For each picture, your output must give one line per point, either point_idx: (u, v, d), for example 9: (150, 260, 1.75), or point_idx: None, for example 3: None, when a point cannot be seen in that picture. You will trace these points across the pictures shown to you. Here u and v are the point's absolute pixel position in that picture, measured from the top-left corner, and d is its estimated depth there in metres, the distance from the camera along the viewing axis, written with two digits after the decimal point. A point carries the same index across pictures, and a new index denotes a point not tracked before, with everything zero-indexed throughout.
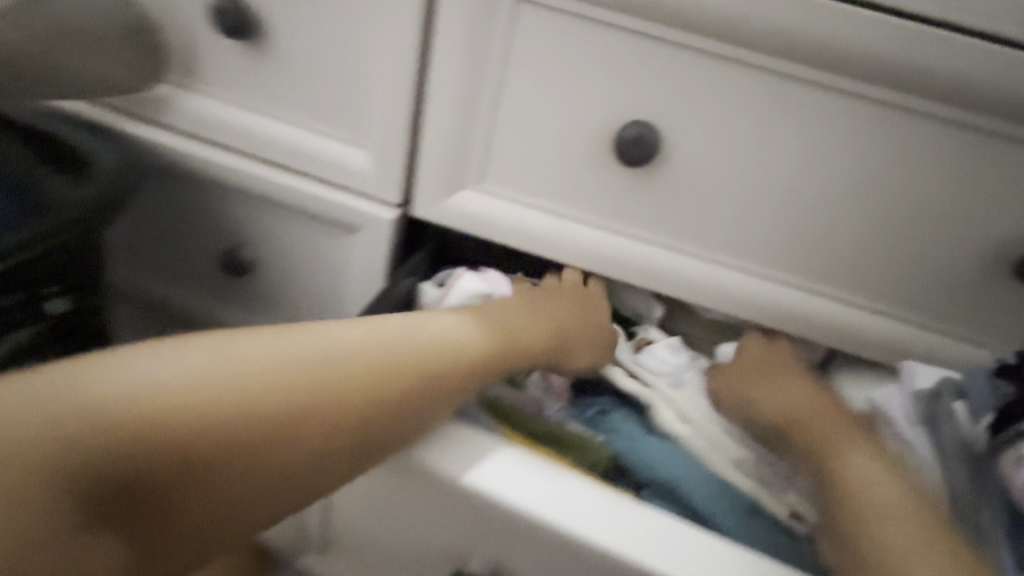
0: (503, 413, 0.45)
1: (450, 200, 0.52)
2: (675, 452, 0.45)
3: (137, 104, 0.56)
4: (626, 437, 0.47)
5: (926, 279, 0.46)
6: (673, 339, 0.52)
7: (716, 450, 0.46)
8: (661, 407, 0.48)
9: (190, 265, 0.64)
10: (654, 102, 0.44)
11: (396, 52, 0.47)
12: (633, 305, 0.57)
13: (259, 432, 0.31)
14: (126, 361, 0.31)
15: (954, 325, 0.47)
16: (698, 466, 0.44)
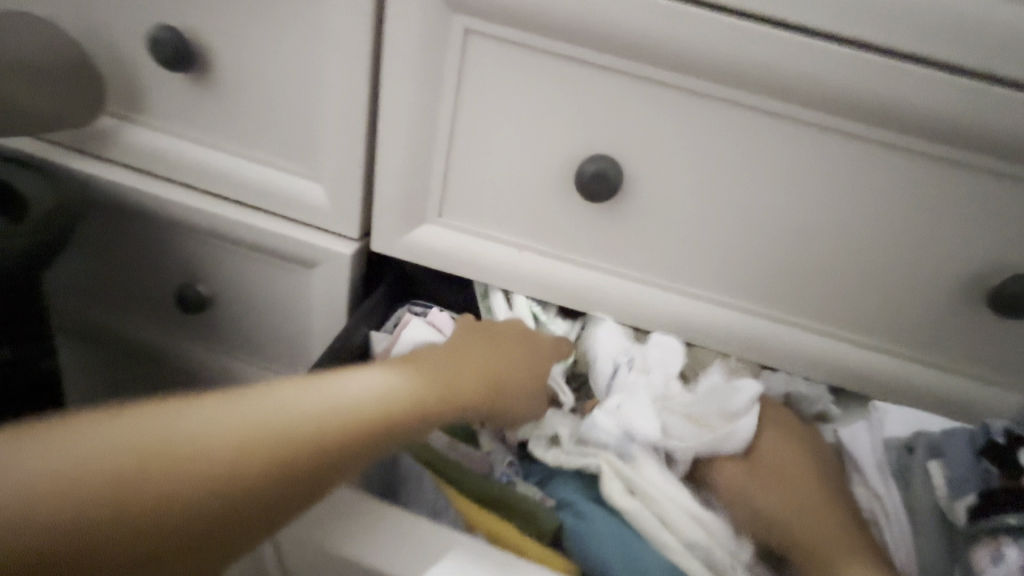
0: (445, 473, 0.42)
1: (409, 235, 0.50)
2: (619, 530, 0.39)
3: (77, 137, 0.53)
4: (570, 509, 0.41)
5: (897, 309, 0.45)
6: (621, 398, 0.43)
7: (668, 528, 0.39)
8: (606, 478, 0.40)
9: (143, 303, 0.61)
10: (616, 134, 0.42)
11: (347, 83, 0.44)
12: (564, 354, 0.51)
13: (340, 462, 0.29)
14: (167, 416, 0.27)
15: (927, 355, 0.46)
16: (643, 546, 0.38)
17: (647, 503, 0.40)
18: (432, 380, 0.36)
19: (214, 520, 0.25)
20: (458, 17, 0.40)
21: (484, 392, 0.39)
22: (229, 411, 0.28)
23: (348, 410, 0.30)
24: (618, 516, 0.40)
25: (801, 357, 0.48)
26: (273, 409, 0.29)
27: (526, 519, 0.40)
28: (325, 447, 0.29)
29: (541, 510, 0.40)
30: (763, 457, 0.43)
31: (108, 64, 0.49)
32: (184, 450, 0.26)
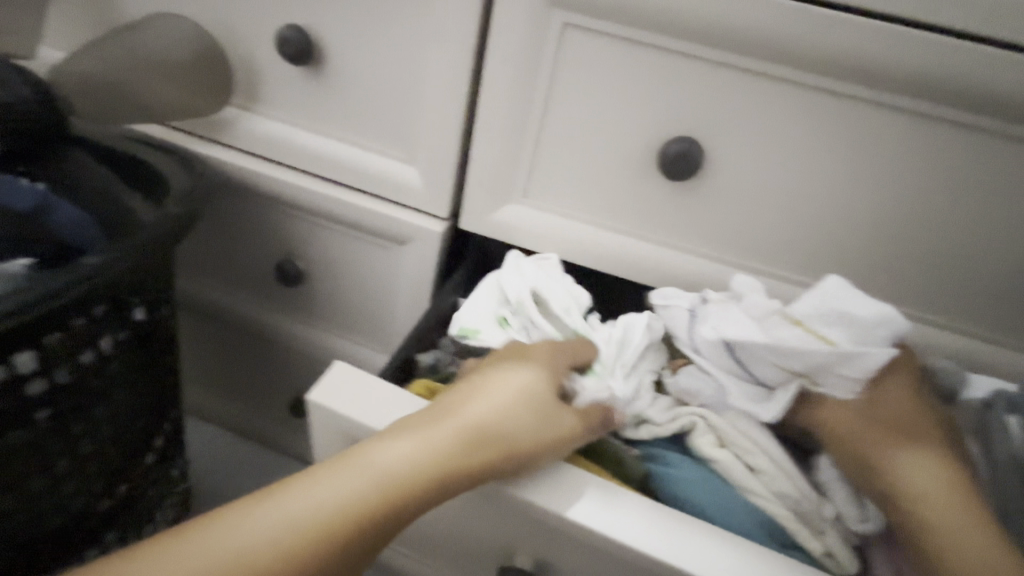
0: None
1: (495, 213, 0.55)
2: (710, 480, 0.41)
3: (202, 125, 0.60)
4: (660, 457, 0.43)
5: (965, 284, 0.47)
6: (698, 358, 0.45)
7: (757, 479, 0.41)
8: (699, 429, 0.42)
9: (247, 275, 0.68)
10: (698, 117, 0.45)
11: (450, 74, 0.49)
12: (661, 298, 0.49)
13: None
14: None
15: (993, 330, 0.48)
16: (728, 491, 0.40)
17: (739, 455, 0.42)
18: (372, 485, 0.31)
19: None
20: (557, 13, 0.44)
21: (519, 442, 0.35)
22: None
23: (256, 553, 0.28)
24: (705, 465, 0.42)
25: None
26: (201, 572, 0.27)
27: (618, 466, 0.42)
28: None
29: (632, 457, 0.42)
30: (887, 402, 0.40)
31: (235, 59, 0.56)
32: None
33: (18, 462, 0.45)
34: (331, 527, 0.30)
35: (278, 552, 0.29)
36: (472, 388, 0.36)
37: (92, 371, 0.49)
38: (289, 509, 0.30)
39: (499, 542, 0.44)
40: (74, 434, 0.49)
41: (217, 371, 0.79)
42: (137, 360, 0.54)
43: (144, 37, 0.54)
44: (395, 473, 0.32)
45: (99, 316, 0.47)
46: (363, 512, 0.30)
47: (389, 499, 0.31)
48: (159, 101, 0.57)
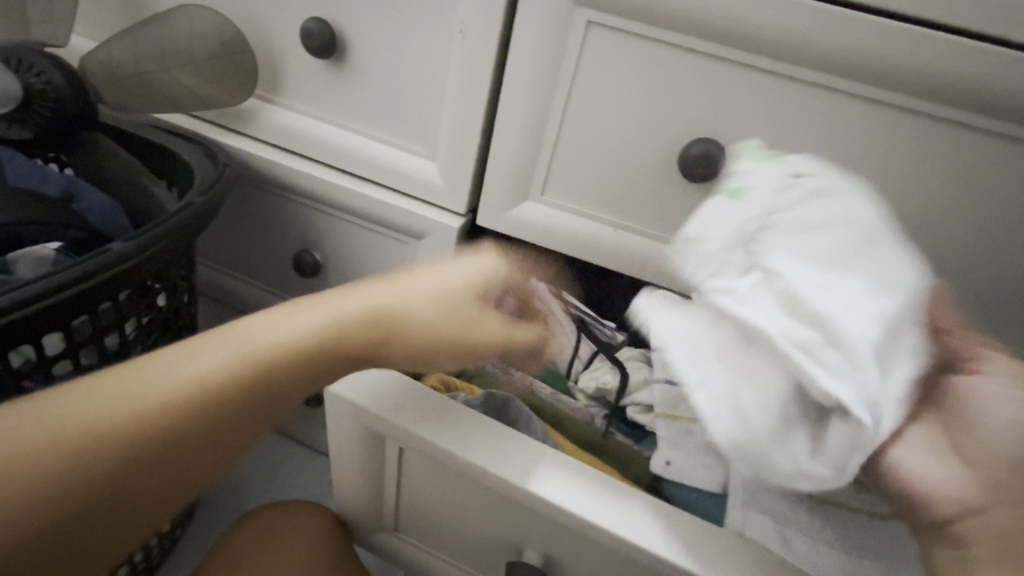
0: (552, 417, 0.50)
1: (514, 210, 0.55)
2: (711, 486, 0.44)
3: (226, 116, 0.61)
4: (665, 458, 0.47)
5: (990, 296, 0.46)
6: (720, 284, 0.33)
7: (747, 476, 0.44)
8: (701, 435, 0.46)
9: (266, 264, 0.69)
10: (720, 119, 0.45)
11: (471, 69, 0.50)
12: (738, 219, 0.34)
13: (240, 393, 0.32)
14: (68, 392, 0.30)
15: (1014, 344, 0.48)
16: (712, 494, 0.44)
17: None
18: (347, 316, 0.35)
19: (163, 443, 0.30)
20: (581, 11, 0.44)
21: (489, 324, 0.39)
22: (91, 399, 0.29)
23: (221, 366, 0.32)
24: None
25: None
26: (124, 398, 0.29)
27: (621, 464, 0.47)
28: (186, 425, 0.30)
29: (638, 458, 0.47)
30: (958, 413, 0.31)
31: (261, 51, 0.57)
32: (79, 432, 0.28)
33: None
34: (310, 350, 0.34)
35: (194, 394, 0.31)
36: (434, 276, 0.38)
37: (112, 356, 0.49)
38: (259, 335, 0.34)
39: (508, 536, 0.44)
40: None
41: None
42: (156, 343, 0.54)
43: (173, 27, 0.55)
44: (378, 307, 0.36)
45: (123, 301, 0.48)
46: (341, 340, 0.35)
47: (301, 356, 0.34)
48: (181, 88, 0.57)
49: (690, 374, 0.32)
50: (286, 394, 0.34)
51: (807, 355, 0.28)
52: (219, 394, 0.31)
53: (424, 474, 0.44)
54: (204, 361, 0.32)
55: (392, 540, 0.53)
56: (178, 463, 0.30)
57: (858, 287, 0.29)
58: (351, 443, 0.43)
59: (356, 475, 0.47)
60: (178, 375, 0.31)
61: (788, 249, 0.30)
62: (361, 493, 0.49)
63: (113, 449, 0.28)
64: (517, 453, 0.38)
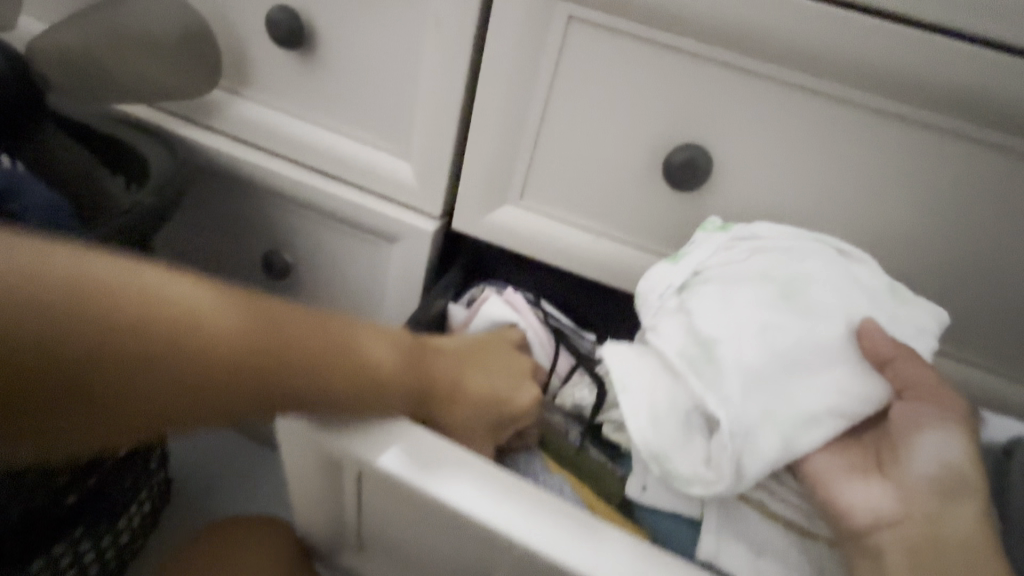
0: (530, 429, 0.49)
1: (492, 214, 0.52)
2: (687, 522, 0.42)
3: (186, 107, 0.57)
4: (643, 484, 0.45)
5: (972, 310, 0.45)
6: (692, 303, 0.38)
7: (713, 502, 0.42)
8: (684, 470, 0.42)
9: (233, 264, 0.65)
10: (707, 124, 0.43)
11: (447, 64, 0.46)
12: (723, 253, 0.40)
13: (224, 380, 0.30)
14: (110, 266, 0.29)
15: (993, 360, 0.47)
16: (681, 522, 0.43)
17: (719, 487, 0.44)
18: (363, 359, 0.35)
19: (109, 376, 0.28)
20: (563, 5, 0.41)
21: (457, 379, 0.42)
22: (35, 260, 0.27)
23: (233, 345, 0.30)
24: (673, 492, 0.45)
25: None
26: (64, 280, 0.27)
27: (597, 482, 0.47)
28: (100, 359, 0.27)
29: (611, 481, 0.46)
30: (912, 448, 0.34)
31: (225, 39, 0.53)
32: (80, 311, 0.27)
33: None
34: (317, 375, 0.33)
35: (105, 326, 0.27)
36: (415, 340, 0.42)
37: None
38: (287, 331, 0.33)
39: (475, 564, 0.42)
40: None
41: None
42: None
43: (130, 12, 0.51)
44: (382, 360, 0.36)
45: None
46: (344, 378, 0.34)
47: (228, 368, 0.30)
48: (140, 77, 0.54)
49: (652, 377, 0.37)
50: (182, 404, 0.29)
51: (689, 371, 0.36)
52: (159, 357, 0.28)
53: (384, 500, 0.41)
54: (222, 330, 0.30)
55: (355, 561, 0.51)
56: (103, 394, 0.28)
57: (788, 338, 0.35)
58: (306, 464, 0.40)
59: (314, 495, 0.44)
60: (114, 288, 0.28)
61: (730, 301, 0.37)
62: (320, 512, 0.46)
63: (77, 345, 0.27)
64: (484, 482, 0.35)
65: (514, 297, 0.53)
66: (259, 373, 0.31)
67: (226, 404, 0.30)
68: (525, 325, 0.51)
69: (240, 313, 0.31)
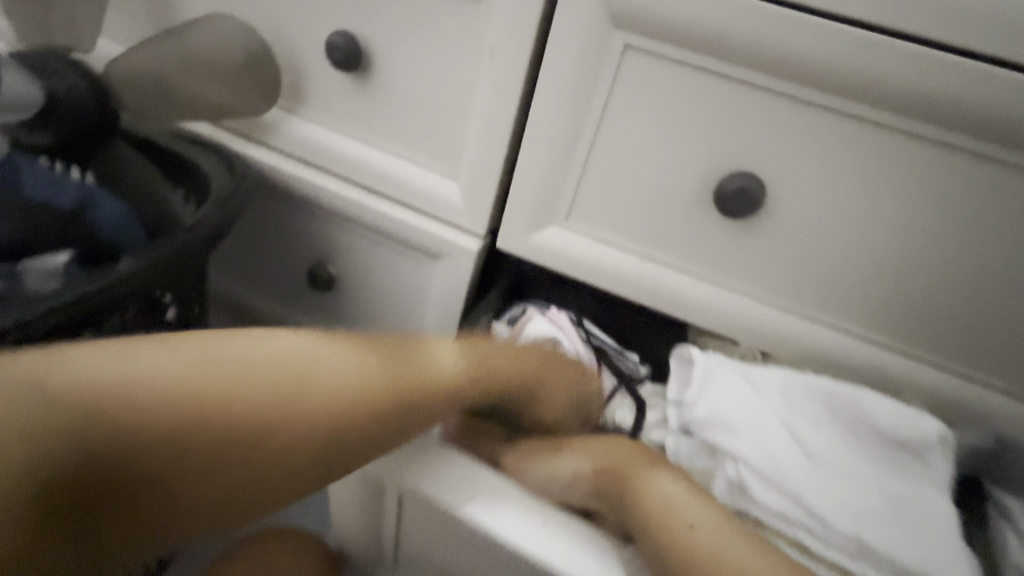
0: None
1: (537, 235, 0.52)
2: None
3: (245, 125, 0.59)
4: None
5: None
6: (682, 370, 0.44)
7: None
8: None
9: (278, 276, 0.67)
10: (760, 153, 0.43)
11: (499, 90, 0.48)
12: (721, 302, 0.49)
13: (357, 415, 0.31)
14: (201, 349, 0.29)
15: None
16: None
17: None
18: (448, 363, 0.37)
19: (265, 450, 0.28)
20: (620, 35, 0.42)
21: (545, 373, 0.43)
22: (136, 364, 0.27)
23: (346, 380, 0.31)
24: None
25: (925, 392, 0.46)
26: (157, 376, 0.27)
27: None
28: (249, 432, 0.28)
29: None
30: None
31: (284, 61, 0.55)
32: (209, 396, 0.27)
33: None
34: (423, 390, 0.34)
35: (235, 404, 0.28)
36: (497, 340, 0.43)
37: None
38: (380, 355, 0.34)
39: None
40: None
41: None
42: None
43: (197, 37, 0.54)
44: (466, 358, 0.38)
45: (132, 318, 0.45)
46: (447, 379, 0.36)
47: (354, 407, 0.31)
48: (202, 98, 0.57)
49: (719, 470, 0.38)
50: (322, 453, 0.30)
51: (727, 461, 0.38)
52: (297, 413, 0.29)
53: (422, 526, 0.41)
54: (331, 368, 0.31)
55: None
56: (256, 471, 0.28)
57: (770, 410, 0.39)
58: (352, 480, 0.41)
59: (357, 509, 0.45)
60: (218, 372, 0.28)
61: (717, 381, 0.41)
62: (360, 526, 0.46)
63: (217, 431, 0.27)
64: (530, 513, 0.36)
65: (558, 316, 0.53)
66: (376, 399, 0.32)
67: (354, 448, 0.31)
68: (569, 344, 0.51)
69: (314, 361, 0.31)
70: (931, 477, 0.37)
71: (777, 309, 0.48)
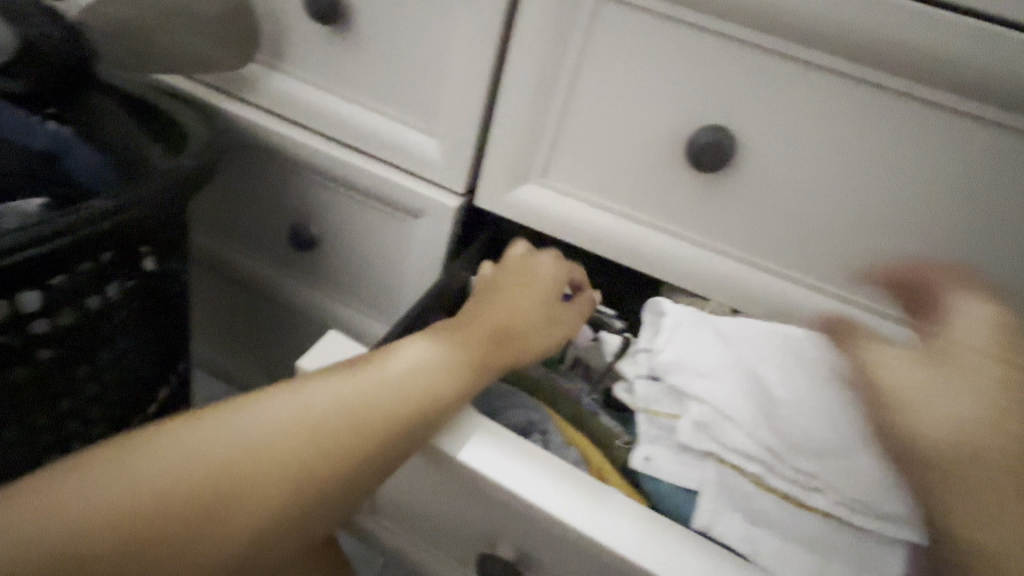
0: (531, 385, 0.47)
1: (513, 192, 0.53)
2: None
3: (226, 80, 0.59)
4: None
5: None
6: (652, 319, 0.44)
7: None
8: None
9: (261, 235, 0.68)
10: (732, 108, 0.43)
11: (477, 43, 0.48)
12: (693, 258, 0.50)
13: (309, 482, 0.31)
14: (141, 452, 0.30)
15: None
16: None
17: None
18: (405, 388, 0.35)
19: (224, 525, 0.30)
20: None
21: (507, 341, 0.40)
22: (144, 480, 0.29)
23: (284, 446, 0.31)
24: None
25: (884, 344, 0.48)
26: (94, 532, 0.28)
27: None
28: (203, 513, 0.29)
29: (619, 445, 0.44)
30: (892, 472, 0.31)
31: (263, 14, 0.55)
32: (149, 512, 0.28)
33: (0, 403, 0.42)
34: (373, 429, 0.33)
35: (180, 491, 0.29)
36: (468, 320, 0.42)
37: (80, 327, 0.45)
38: (321, 398, 0.33)
39: (480, 526, 0.43)
40: (48, 384, 0.45)
41: (224, 330, 0.79)
42: (139, 310, 0.51)
43: None
44: (417, 371, 0.36)
45: (107, 264, 0.45)
46: (398, 414, 0.34)
47: (303, 469, 0.31)
48: (185, 50, 0.56)
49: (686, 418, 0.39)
50: (300, 513, 0.31)
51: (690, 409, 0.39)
52: (248, 488, 0.30)
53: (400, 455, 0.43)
54: (267, 432, 0.32)
55: (370, 523, 0.52)
56: (221, 543, 0.30)
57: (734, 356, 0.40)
58: None
59: None
60: (157, 466, 0.30)
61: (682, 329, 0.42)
62: None
63: (169, 524, 0.29)
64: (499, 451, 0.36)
65: None
66: (324, 458, 0.32)
67: (354, 490, 0.33)
68: None
69: (251, 426, 0.32)
70: None
71: (746, 266, 0.49)
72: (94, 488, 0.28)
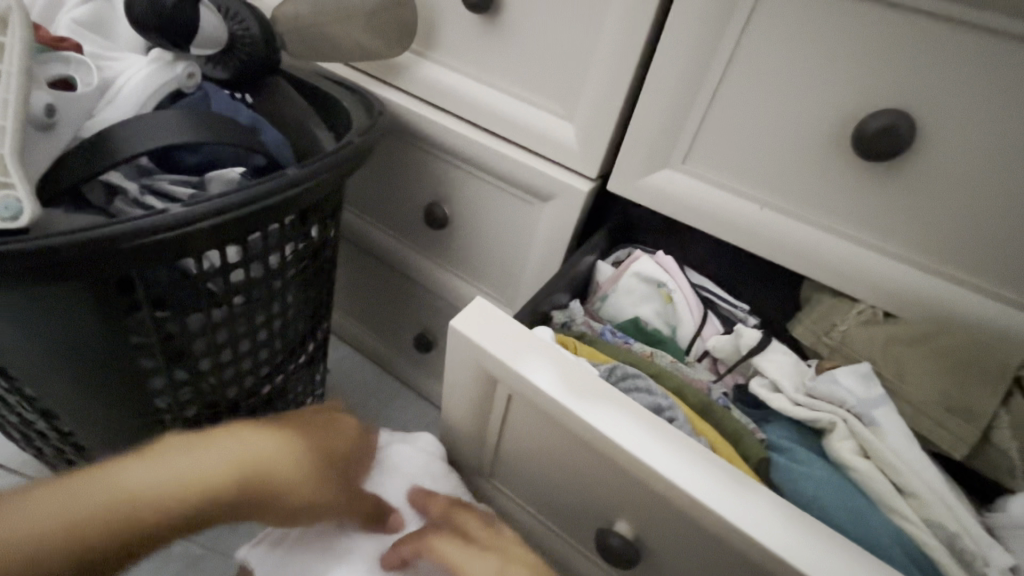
0: (655, 371, 0.46)
1: (649, 178, 0.52)
2: (846, 488, 0.39)
3: (382, 68, 0.65)
4: (792, 456, 0.41)
5: None
6: (857, 366, 0.44)
7: (906, 500, 0.38)
8: (841, 433, 0.41)
9: (399, 211, 0.73)
10: (912, 90, 0.39)
11: (629, 26, 0.48)
12: (845, 256, 0.47)
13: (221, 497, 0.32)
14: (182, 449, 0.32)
15: None
16: (878, 513, 0.37)
17: (884, 471, 0.39)
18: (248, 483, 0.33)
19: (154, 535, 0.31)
20: None
21: (279, 508, 0.35)
22: (139, 488, 0.30)
23: (256, 476, 0.33)
24: (843, 472, 0.40)
25: None
26: (78, 525, 0.28)
27: (734, 442, 0.42)
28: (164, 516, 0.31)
29: (754, 439, 0.42)
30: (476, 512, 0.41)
31: (422, 7, 0.60)
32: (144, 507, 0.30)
33: (201, 336, 0.51)
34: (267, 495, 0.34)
35: (153, 501, 0.30)
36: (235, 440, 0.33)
37: (261, 280, 0.52)
38: (264, 471, 0.34)
39: (600, 502, 0.43)
40: (238, 324, 0.53)
41: (356, 298, 0.87)
42: (304, 269, 0.58)
43: None
44: (289, 462, 0.35)
45: (288, 225, 0.52)
46: (253, 486, 0.33)
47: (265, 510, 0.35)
48: (351, 42, 0.61)
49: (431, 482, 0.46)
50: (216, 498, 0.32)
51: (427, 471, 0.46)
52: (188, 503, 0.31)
53: (530, 424, 0.43)
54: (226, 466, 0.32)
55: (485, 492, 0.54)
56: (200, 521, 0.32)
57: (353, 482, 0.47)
58: (465, 385, 0.44)
59: (464, 419, 0.48)
60: (186, 487, 0.31)
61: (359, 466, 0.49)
62: (463, 436, 0.50)
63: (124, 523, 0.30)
64: (646, 436, 0.36)
65: (667, 262, 0.55)
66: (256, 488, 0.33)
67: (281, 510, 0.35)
68: (674, 288, 0.53)
69: (246, 499, 0.33)
70: (908, 514, 0.37)
71: (908, 266, 0.45)
72: (98, 502, 0.29)
